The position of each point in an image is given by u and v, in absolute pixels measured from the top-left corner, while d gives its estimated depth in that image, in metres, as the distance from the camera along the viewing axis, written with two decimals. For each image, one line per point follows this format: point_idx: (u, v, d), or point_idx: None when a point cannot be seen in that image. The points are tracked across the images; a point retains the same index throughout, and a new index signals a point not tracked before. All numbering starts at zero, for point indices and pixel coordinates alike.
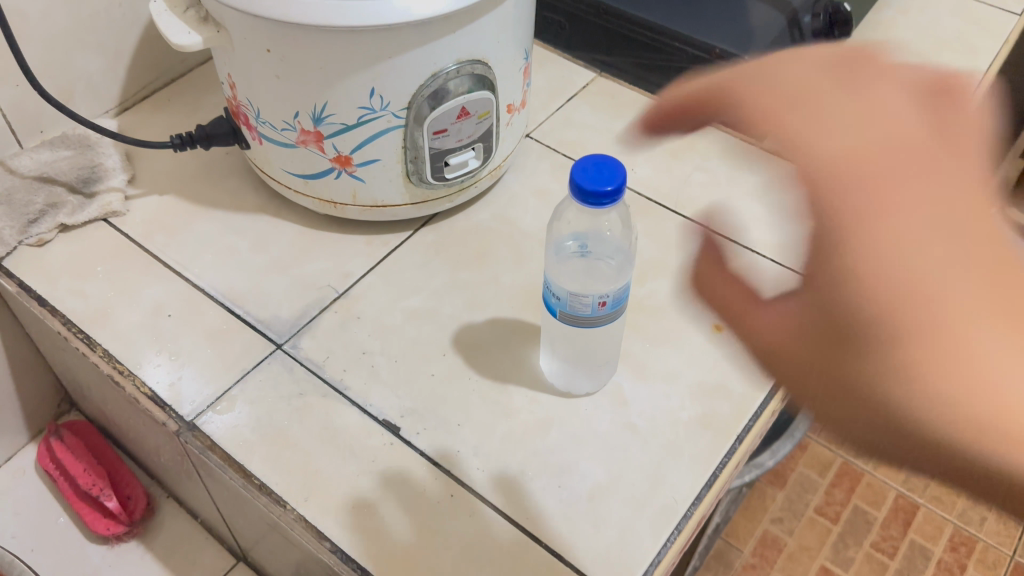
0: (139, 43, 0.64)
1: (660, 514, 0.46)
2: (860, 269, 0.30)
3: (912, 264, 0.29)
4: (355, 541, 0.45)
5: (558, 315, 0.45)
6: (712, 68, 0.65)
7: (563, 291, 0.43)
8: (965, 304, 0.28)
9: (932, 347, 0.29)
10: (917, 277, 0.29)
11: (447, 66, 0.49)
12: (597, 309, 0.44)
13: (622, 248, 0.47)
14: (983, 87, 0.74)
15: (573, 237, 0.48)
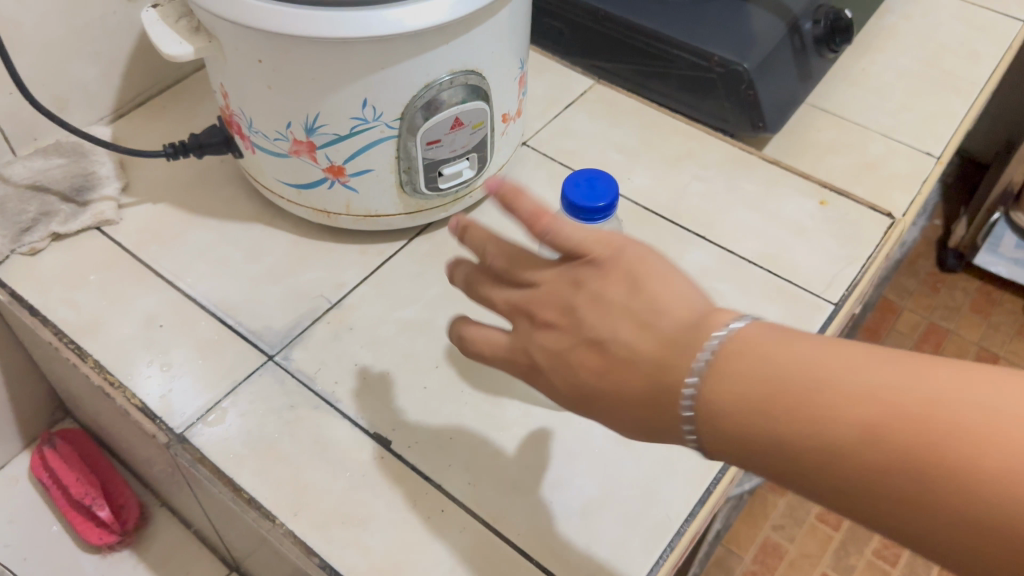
0: (133, 50, 0.64)
1: (654, 531, 0.46)
2: (759, 454, 0.29)
3: (745, 431, 0.29)
4: (344, 556, 0.44)
5: None
6: (711, 75, 0.64)
7: None
8: (863, 445, 0.26)
9: (856, 456, 0.26)
10: (761, 443, 0.28)
11: (439, 78, 0.49)
12: None
13: None
14: (986, 93, 0.74)
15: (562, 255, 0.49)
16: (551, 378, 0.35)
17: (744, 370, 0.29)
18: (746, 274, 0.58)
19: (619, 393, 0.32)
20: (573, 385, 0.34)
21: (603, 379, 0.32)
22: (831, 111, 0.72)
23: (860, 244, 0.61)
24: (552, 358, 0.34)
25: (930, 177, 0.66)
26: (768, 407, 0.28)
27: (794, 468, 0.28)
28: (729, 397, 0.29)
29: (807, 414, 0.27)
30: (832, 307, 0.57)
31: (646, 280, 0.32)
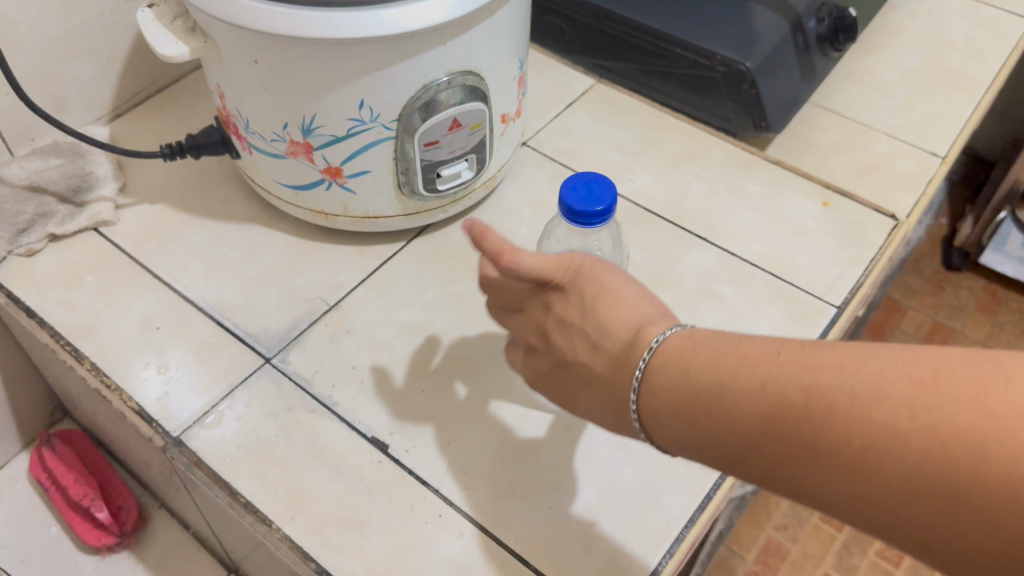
0: (131, 49, 0.63)
1: (652, 537, 0.45)
2: (697, 455, 0.32)
3: (679, 434, 0.32)
4: (340, 561, 0.44)
5: None
6: (713, 74, 0.64)
7: None
8: (768, 439, 0.29)
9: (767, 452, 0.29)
10: (695, 442, 0.31)
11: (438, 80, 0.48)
12: None
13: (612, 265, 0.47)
14: (992, 93, 0.73)
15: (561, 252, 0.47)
16: (546, 393, 0.40)
17: (669, 378, 0.32)
18: (747, 276, 0.58)
19: (592, 400, 0.36)
20: (563, 395, 0.38)
21: (583, 391, 0.37)
22: (835, 110, 0.72)
23: (863, 245, 0.60)
24: (542, 375, 0.40)
25: (935, 177, 0.66)
26: (689, 412, 0.31)
27: (723, 463, 0.31)
28: (660, 402, 0.32)
29: (719, 415, 0.30)
30: (834, 310, 0.56)
31: (594, 300, 0.36)
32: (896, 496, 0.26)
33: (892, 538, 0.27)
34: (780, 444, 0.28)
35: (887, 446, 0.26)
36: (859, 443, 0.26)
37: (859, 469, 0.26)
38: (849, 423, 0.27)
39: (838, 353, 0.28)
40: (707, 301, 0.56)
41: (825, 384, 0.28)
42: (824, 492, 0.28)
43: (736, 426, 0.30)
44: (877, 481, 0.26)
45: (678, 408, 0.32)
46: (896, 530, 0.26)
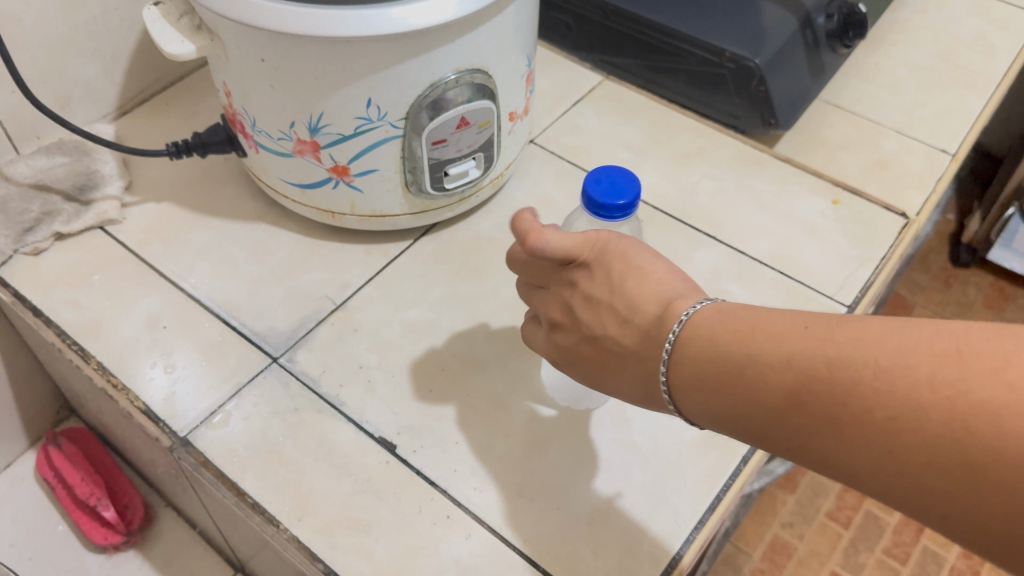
0: (136, 47, 0.63)
1: (662, 539, 0.45)
2: (724, 426, 0.32)
3: (706, 407, 0.32)
4: (348, 562, 0.44)
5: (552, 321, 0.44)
6: (722, 71, 0.63)
7: None
8: (791, 411, 0.29)
9: (789, 423, 0.29)
10: (722, 414, 0.32)
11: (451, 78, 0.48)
12: None
13: None
14: (1002, 89, 0.72)
15: None
16: (568, 370, 0.40)
17: (696, 351, 0.32)
18: (756, 274, 0.58)
19: (619, 377, 0.37)
20: (589, 371, 0.39)
21: (610, 368, 0.37)
22: (844, 107, 0.71)
23: (873, 244, 0.60)
24: (565, 352, 0.40)
25: (945, 175, 0.65)
26: (715, 385, 0.32)
27: (749, 435, 0.32)
28: (687, 375, 0.32)
29: (745, 388, 0.31)
30: (844, 309, 0.56)
31: (623, 278, 0.36)
32: (915, 468, 0.26)
33: (911, 510, 0.27)
34: (804, 416, 0.29)
35: (907, 419, 0.26)
36: (881, 416, 0.27)
37: (881, 441, 0.27)
38: (871, 397, 0.27)
39: (863, 327, 0.28)
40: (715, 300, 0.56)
41: (850, 357, 0.28)
42: (847, 463, 0.28)
43: (762, 398, 0.30)
44: (897, 452, 0.26)
45: (705, 380, 0.32)
46: (914, 501, 0.27)
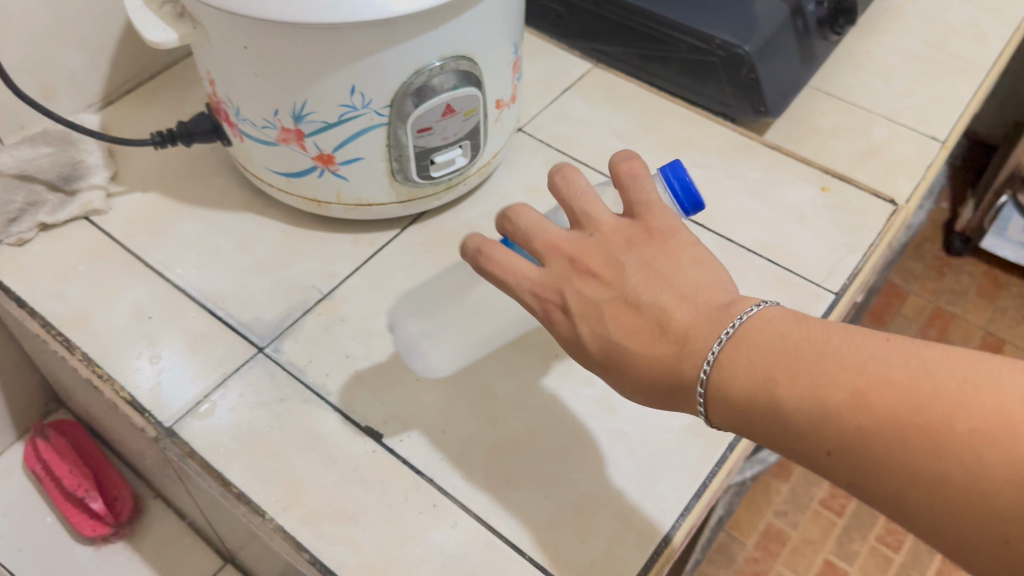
0: (122, 36, 0.63)
1: (648, 527, 0.45)
2: (762, 429, 0.33)
3: (749, 406, 0.33)
4: (334, 552, 0.44)
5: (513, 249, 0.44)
6: (712, 58, 0.63)
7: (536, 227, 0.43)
8: (856, 412, 0.30)
9: (847, 424, 0.30)
10: (765, 415, 0.32)
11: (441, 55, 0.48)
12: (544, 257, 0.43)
13: None
14: (992, 77, 0.72)
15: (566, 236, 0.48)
16: (577, 334, 0.36)
17: (757, 346, 0.33)
18: (745, 262, 0.57)
19: (649, 362, 0.35)
20: (606, 346, 0.35)
21: (642, 349, 0.35)
22: (835, 94, 0.71)
23: (862, 231, 0.60)
24: (586, 310, 0.36)
25: (935, 162, 0.65)
26: (767, 383, 0.32)
27: (790, 440, 0.32)
28: (738, 372, 0.33)
29: (804, 388, 0.31)
30: (832, 297, 0.56)
31: (690, 263, 0.36)
32: (991, 484, 0.28)
33: (966, 529, 0.28)
34: (871, 421, 0.30)
35: (989, 434, 0.28)
36: (964, 429, 0.28)
37: (957, 453, 0.28)
38: (955, 411, 0.29)
39: (943, 351, 0.30)
40: None
41: (930, 371, 0.30)
42: (908, 473, 0.29)
43: (822, 399, 0.31)
44: (973, 466, 0.28)
45: (758, 377, 0.32)
46: (976, 518, 0.28)
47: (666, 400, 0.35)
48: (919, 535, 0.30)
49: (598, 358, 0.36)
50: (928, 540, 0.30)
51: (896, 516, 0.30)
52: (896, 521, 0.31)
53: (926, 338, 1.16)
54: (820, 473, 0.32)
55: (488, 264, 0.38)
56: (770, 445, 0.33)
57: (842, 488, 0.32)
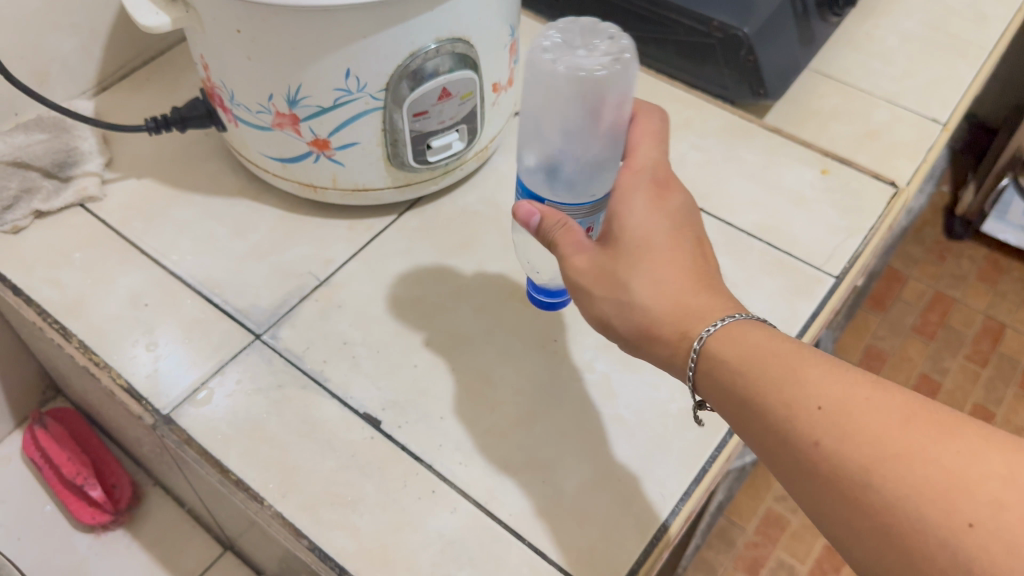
0: (115, 22, 0.62)
1: (647, 512, 0.45)
2: (753, 387, 0.34)
3: (758, 356, 0.34)
4: (332, 538, 0.43)
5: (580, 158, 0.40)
6: (710, 41, 0.62)
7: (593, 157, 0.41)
8: (863, 389, 0.32)
9: (849, 393, 0.32)
10: (770, 365, 0.34)
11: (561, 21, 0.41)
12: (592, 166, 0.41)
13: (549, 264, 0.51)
14: (993, 59, 0.72)
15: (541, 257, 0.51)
16: (653, 223, 0.39)
17: (779, 336, 0.35)
18: (744, 246, 0.57)
19: (693, 279, 0.37)
20: (644, 250, 0.38)
21: (694, 269, 0.38)
22: (835, 76, 0.70)
23: (862, 214, 0.59)
24: (676, 218, 0.39)
25: (936, 144, 0.65)
26: (787, 351, 0.34)
27: (780, 390, 0.33)
28: (764, 335, 0.35)
29: (819, 362, 0.33)
30: (832, 281, 0.55)
31: None
32: (976, 474, 0.28)
33: (931, 506, 0.28)
34: (883, 396, 0.31)
35: (986, 440, 0.29)
36: (968, 431, 0.30)
37: (954, 442, 0.29)
38: (969, 421, 0.30)
39: None
40: None
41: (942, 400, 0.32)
42: (892, 446, 0.30)
43: (844, 372, 0.33)
44: (966, 455, 0.29)
45: (786, 344, 0.35)
46: (947, 497, 0.28)
47: (681, 307, 0.37)
48: (864, 518, 0.30)
49: (657, 245, 0.38)
50: (873, 525, 0.30)
51: (848, 491, 0.30)
52: (843, 503, 0.30)
53: (926, 322, 1.16)
54: (787, 437, 0.32)
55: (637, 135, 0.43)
56: (747, 403, 0.34)
57: (802, 463, 0.32)
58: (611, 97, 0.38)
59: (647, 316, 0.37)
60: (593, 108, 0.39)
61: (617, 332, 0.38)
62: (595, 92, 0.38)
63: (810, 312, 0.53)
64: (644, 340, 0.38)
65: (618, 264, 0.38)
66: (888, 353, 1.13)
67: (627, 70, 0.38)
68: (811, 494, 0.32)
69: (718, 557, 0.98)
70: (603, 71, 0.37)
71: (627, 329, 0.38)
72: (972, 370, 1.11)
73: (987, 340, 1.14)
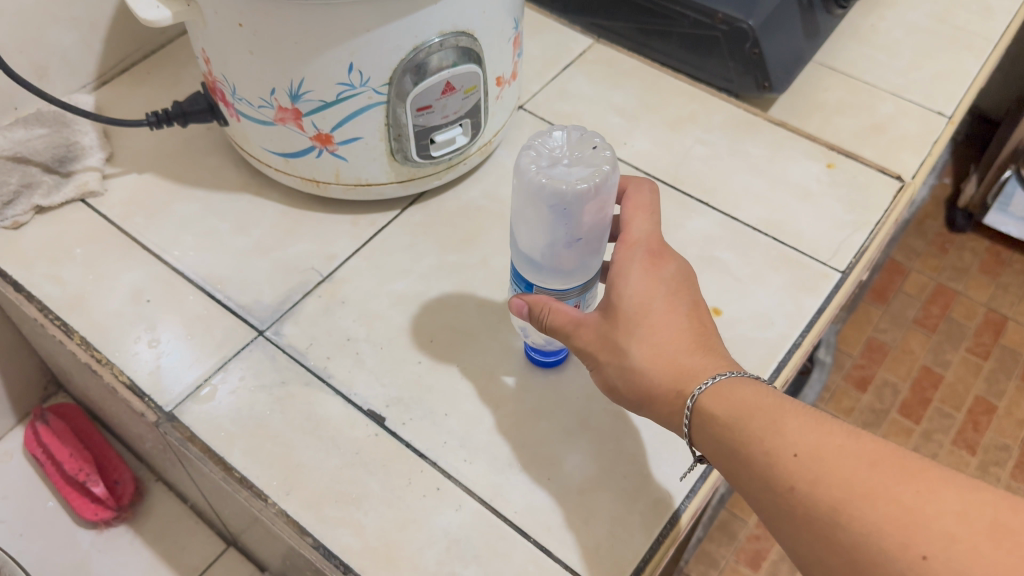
0: (114, 15, 0.61)
1: (652, 509, 0.45)
2: (735, 437, 0.35)
3: (743, 411, 0.35)
4: (337, 536, 0.43)
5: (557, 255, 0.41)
6: (715, 33, 0.62)
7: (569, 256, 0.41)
8: (837, 436, 0.33)
9: (824, 441, 0.33)
10: (753, 418, 0.35)
11: (549, 132, 0.42)
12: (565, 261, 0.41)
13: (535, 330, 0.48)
14: (998, 50, 0.71)
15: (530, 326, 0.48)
16: (649, 290, 0.39)
17: (762, 386, 0.37)
18: (749, 241, 0.57)
19: (688, 340, 0.38)
20: (637, 313, 0.39)
21: (691, 331, 0.39)
22: (840, 69, 0.70)
23: (868, 209, 0.59)
24: (673, 280, 0.40)
25: (941, 138, 0.64)
26: (769, 401, 0.35)
27: (762, 440, 0.34)
28: (750, 389, 0.36)
29: (798, 412, 0.35)
30: (838, 276, 0.55)
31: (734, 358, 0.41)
32: (932, 509, 0.30)
33: (891, 541, 0.30)
34: (855, 442, 0.33)
35: (944, 478, 0.31)
36: (929, 470, 0.31)
37: (915, 481, 0.31)
38: (930, 462, 0.32)
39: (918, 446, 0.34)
40: (708, 268, 0.55)
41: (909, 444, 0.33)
42: (859, 487, 0.31)
43: (821, 420, 0.34)
44: (924, 493, 0.30)
45: (771, 397, 0.36)
46: (905, 531, 0.30)
47: (677, 368, 0.38)
48: (834, 556, 0.31)
49: (653, 313, 0.39)
50: (842, 561, 0.31)
51: (821, 530, 0.32)
52: (816, 542, 0.32)
53: (928, 314, 1.16)
54: (767, 483, 0.33)
55: (628, 199, 0.44)
56: (733, 453, 0.35)
57: (781, 507, 0.33)
58: (591, 207, 0.39)
59: (644, 378, 0.38)
60: (577, 216, 0.39)
61: (618, 390, 0.40)
62: (578, 203, 0.39)
63: (816, 308, 0.53)
64: (645, 401, 0.39)
65: (617, 329, 0.39)
66: (889, 346, 1.13)
67: (606, 181, 0.39)
68: (790, 535, 0.33)
69: (719, 550, 0.97)
70: (585, 186, 0.38)
71: (628, 389, 0.39)
72: (974, 363, 1.11)
73: (988, 333, 1.13)
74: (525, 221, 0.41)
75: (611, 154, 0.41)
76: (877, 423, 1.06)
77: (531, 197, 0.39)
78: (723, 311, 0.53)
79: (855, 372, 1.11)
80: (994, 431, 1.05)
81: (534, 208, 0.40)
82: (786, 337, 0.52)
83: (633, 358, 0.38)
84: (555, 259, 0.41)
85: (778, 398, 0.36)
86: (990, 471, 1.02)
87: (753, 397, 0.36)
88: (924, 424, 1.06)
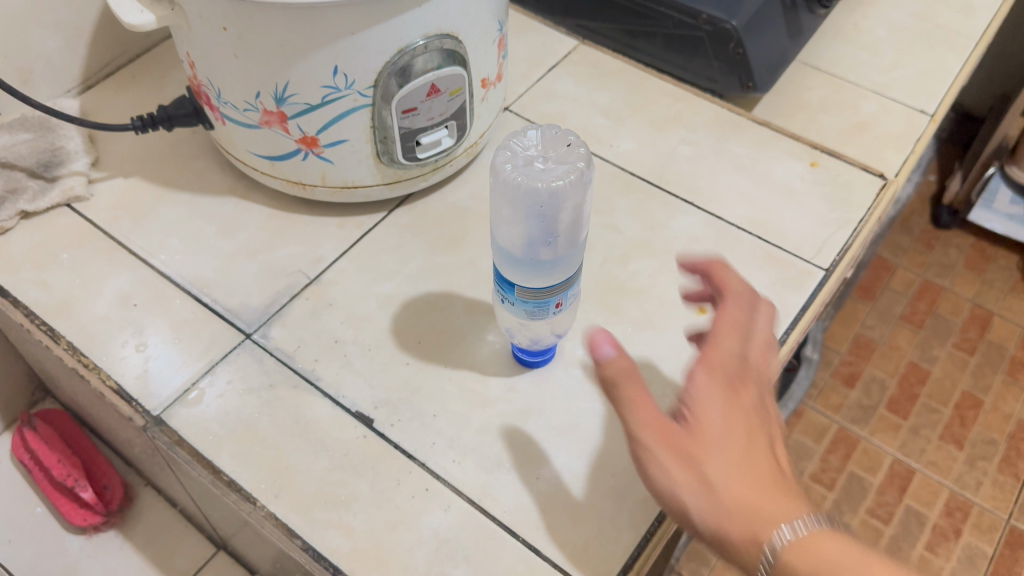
0: (99, 19, 0.61)
1: (640, 507, 0.45)
2: None
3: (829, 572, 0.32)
4: (327, 538, 0.43)
5: (539, 252, 0.40)
6: (699, 33, 0.62)
7: (552, 252, 0.40)
8: None
9: None
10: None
11: (523, 132, 0.43)
12: (546, 256, 0.40)
13: (527, 339, 0.47)
14: (980, 49, 0.72)
15: (520, 336, 0.47)
16: (734, 422, 0.36)
17: (839, 542, 0.34)
18: (734, 240, 0.57)
19: (771, 481, 0.35)
20: (720, 443, 0.35)
21: (773, 472, 0.35)
22: (824, 68, 0.70)
23: (852, 206, 0.59)
24: (755, 413, 0.37)
25: (923, 136, 0.65)
26: (853, 560, 0.33)
27: None
28: (831, 545, 0.33)
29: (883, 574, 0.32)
30: (822, 273, 0.55)
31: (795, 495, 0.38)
32: None
33: None
34: None
35: None
36: None
37: None
38: None
39: None
40: None
41: None
42: None
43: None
44: None
45: (852, 556, 0.33)
46: None
47: (759, 509, 0.34)
48: None
49: (734, 444, 0.35)
50: None
51: None
52: None
53: (915, 310, 1.17)
54: None
55: (727, 311, 0.40)
56: None
57: None
58: (570, 206, 0.40)
59: (722, 510, 0.34)
60: (553, 215, 0.40)
61: (689, 515, 0.35)
62: (555, 202, 0.40)
63: (801, 305, 0.53)
64: (711, 535, 0.35)
65: (695, 448, 0.35)
66: (876, 343, 1.14)
67: (583, 178, 0.40)
68: None
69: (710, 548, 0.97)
70: (560, 183, 0.39)
71: (701, 512, 0.34)
72: (960, 358, 1.12)
73: (974, 328, 1.14)
74: (502, 224, 0.41)
75: (587, 153, 0.42)
76: (865, 418, 1.07)
77: (507, 199, 0.40)
78: (709, 310, 0.53)
79: (843, 369, 1.11)
80: (981, 426, 1.06)
81: (511, 210, 0.40)
82: (772, 335, 0.52)
83: (715, 482, 0.34)
84: (536, 256, 0.40)
85: (858, 554, 0.33)
86: (977, 466, 1.03)
87: (834, 555, 0.33)
88: (912, 420, 1.07)
